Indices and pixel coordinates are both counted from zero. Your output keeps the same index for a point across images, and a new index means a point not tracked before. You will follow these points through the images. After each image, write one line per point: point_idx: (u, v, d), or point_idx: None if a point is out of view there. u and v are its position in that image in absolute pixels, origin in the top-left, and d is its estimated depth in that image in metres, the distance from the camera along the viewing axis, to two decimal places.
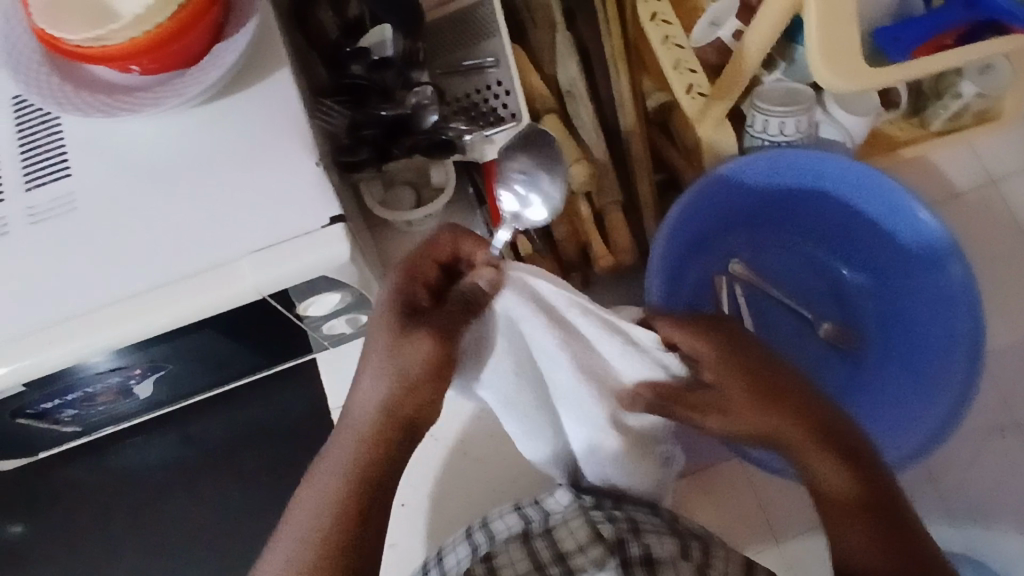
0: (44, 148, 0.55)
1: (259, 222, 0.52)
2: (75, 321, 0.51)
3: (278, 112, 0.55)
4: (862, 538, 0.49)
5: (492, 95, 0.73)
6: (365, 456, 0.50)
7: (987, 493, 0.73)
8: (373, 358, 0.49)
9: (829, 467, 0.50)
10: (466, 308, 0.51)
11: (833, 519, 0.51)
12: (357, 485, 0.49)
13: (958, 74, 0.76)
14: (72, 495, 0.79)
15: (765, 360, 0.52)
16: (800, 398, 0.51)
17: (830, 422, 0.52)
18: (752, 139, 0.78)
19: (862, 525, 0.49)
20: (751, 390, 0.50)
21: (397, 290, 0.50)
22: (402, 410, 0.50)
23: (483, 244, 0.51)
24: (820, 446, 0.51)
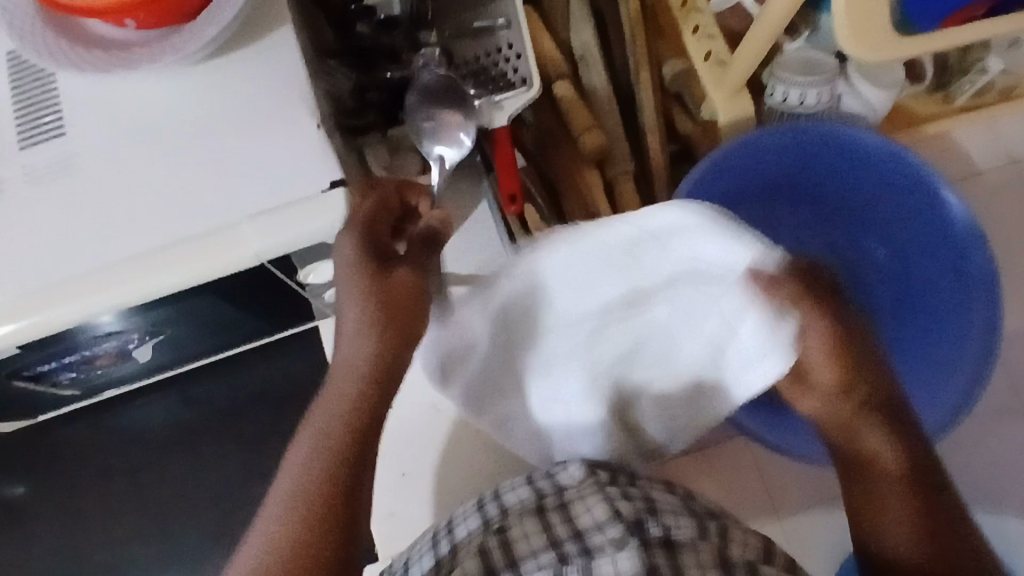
0: (38, 105, 0.53)
1: (259, 185, 0.51)
2: (69, 283, 0.50)
3: (279, 71, 0.53)
4: (908, 531, 0.50)
5: (503, 59, 0.68)
6: (354, 400, 0.50)
7: (997, 476, 0.71)
8: (352, 299, 0.52)
9: (884, 467, 0.50)
10: (429, 243, 0.56)
11: (876, 520, 0.51)
12: (353, 420, 0.49)
13: (986, 48, 0.74)
14: (73, 456, 0.79)
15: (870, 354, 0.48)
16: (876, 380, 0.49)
17: (895, 413, 0.50)
18: (769, 111, 0.75)
19: (913, 525, 0.50)
20: (845, 366, 0.48)
21: (366, 235, 0.52)
22: (387, 350, 0.52)
23: (424, 193, 0.57)
24: (879, 440, 0.50)
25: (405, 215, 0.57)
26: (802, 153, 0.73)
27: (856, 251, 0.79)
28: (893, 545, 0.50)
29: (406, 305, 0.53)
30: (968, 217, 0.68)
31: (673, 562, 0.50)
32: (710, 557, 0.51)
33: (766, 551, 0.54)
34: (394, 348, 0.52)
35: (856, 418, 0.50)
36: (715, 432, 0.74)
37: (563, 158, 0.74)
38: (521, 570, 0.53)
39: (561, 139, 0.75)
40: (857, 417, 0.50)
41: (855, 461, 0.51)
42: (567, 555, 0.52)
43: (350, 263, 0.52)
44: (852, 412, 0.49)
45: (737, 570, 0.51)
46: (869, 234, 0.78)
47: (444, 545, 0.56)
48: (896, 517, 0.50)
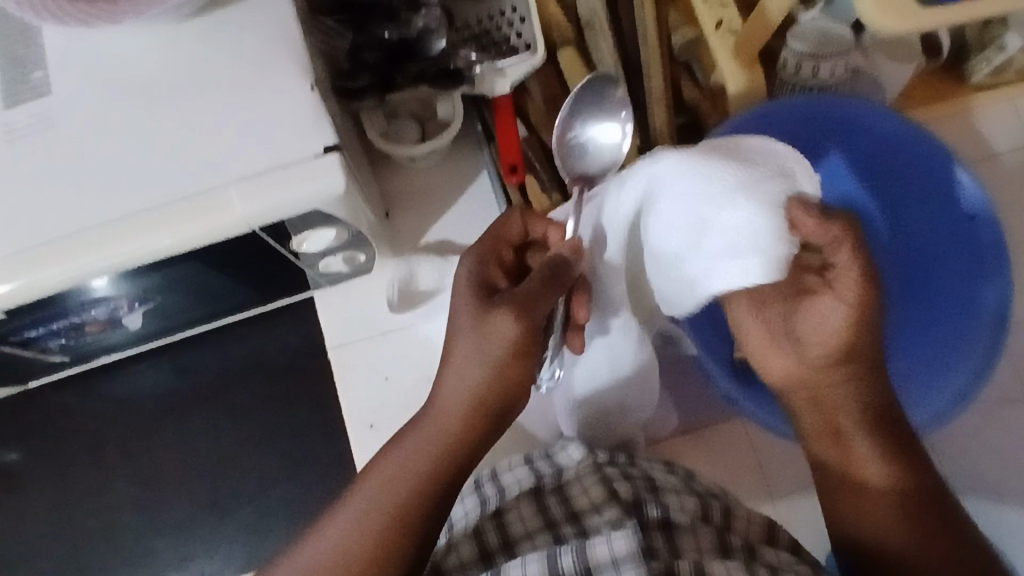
0: (22, 61, 0.51)
1: (249, 149, 0.49)
2: (53, 247, 0.48)
3: (271, 29, 0.50)
4: (882, 510, 0.51)
5: (506, 23, 0.67)
6: (450, 432, 0.52)
7: (998, 466, 0.70)
8: (463, 329, 0.52)
9: (860, 453, 0.52)
10: (551, 280, 0.54)
11: (847, 503, 0.53)
12: (449, 449, 0.52)
13: (1005, 24, 0.70)
14: (66, 423, 0.78)
15: (873, 325, 0.52)
16: (865, 351, 0.53)
17: (877, 399, 0.53)
18: (782, 84, 0.73)
19: (892, 506, 0.51)
20: (842, 335, 0.52)
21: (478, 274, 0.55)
22: (493, 388, 0.52)
23: (548, 223, 0.59)
24: (860, 423, 0.52)
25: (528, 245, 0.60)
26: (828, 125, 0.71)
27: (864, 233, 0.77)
28: (866, 524, 0.52)
29: (514, 348, 0.51)
30: (984, 203, 0.66)
31: (671, 543, 0.48)
32: (709, 540, 0.49)
33: (770, 533, 0.53)
34: (503, 390, 0.53)
35: (831, 391, 0.53)
36: (711, 414, 0.74)
37: None
38: (516, 552, 0.52)
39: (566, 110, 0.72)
40: (835, 393, 0.53)
41: (836, 446, 0.53)
42: (563, 535, 0.51)
43: (467, 294, 0.54)
44: (833, 380, 0.53)
45: (736, 555, 0.49)
46: (886, 214, 0.74)
47: (444, 530, 0.59)
48: (879, 516, 0.51)
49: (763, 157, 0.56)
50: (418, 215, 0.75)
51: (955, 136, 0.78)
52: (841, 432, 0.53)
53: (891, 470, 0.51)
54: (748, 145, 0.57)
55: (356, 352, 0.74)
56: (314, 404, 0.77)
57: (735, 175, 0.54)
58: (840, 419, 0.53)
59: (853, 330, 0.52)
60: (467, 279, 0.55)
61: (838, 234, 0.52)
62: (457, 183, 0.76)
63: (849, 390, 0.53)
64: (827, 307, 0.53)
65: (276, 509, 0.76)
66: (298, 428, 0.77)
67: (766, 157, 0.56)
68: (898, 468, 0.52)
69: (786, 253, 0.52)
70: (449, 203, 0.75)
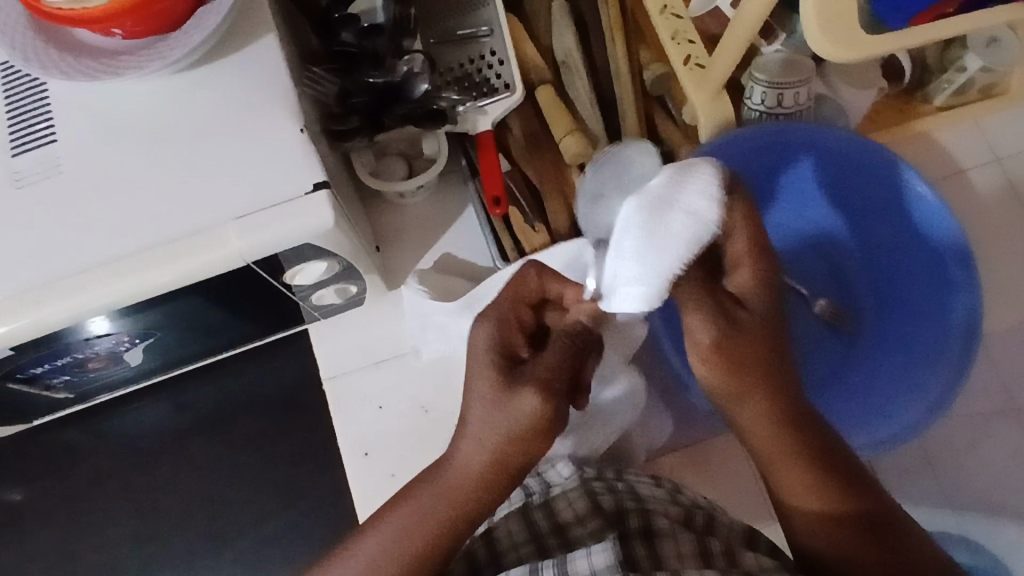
0: (30, 114, 0.54)
1: (243, 188, 0.52)
2: (59, 286, 0.51)
3: (264, 77, 0.54)
4: (829, 525, 0.49)
5: (486, 65, 0.72)
6: (462, 503, 0.49)
7: (981, 476, 0.73)
8: (479, 405, 0.48)
9: (806, 495, 0.48)
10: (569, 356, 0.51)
11: (800, 514, 0.49)
12: (461, 519, 0.50)
13: (964, 46, 0.74)
14: (69, 462, 0.80)
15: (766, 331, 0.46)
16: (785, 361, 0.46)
17: (803, 415, 0.47)
18: (749, 112, 0.76)
19: (833, 526, 0.49)
20: (729, 367, 0.45)
21: (496, 341, 0.51)
22: (510, 464, 0.48)
23: (562, 281, 0.53)
24: (786, 441, 0.47)
25: (546, 303, 0.54)
26: (797, 150, 0.74)
27: (841, 253, 0.78)
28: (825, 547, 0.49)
29: (535, 431, 0.47)
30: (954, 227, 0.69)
31: (652, 553, 0.50)
32: (690, 546, 0.51)
33: (749, 539, 0.56)
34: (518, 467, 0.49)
35: (759, 419, 0.47)
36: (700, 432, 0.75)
37: (546, 164, 0.75)
38: (503, 564, 0.54)
39: (545, 142, 0.75)
40: (758, 411, 0.46)
41: (766, 458, 0.49)
42: (548, 547, 0.54)
43: (484, 364, 0.50)
44: (753, 403, 0.46)
45: (717, 560, 0.50)
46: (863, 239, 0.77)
47: None
48: (808, 505, 0.49)
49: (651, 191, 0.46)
50: (407, 251, 0.79)
51: (922, 156, 0.81)
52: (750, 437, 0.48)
53: (836, 495, 0.48)
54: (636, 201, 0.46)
55: (350, 383, 0.76)
56: (311, 434, 0.79)
57: (657, 207, 0.44)
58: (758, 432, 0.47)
59: (751, 337, 0.45)
60: (484, 346, 0.50)
61: (742, 248, 0.46)
62: (444, 218, 0.79)
63: (768, 408, 0.46)
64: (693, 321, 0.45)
65: (277, 539, 0.77)
66: (296, 459, 0.78)
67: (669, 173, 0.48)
68: (831, 484, 0.48)
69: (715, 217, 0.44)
70: (436, 238, 0.79)
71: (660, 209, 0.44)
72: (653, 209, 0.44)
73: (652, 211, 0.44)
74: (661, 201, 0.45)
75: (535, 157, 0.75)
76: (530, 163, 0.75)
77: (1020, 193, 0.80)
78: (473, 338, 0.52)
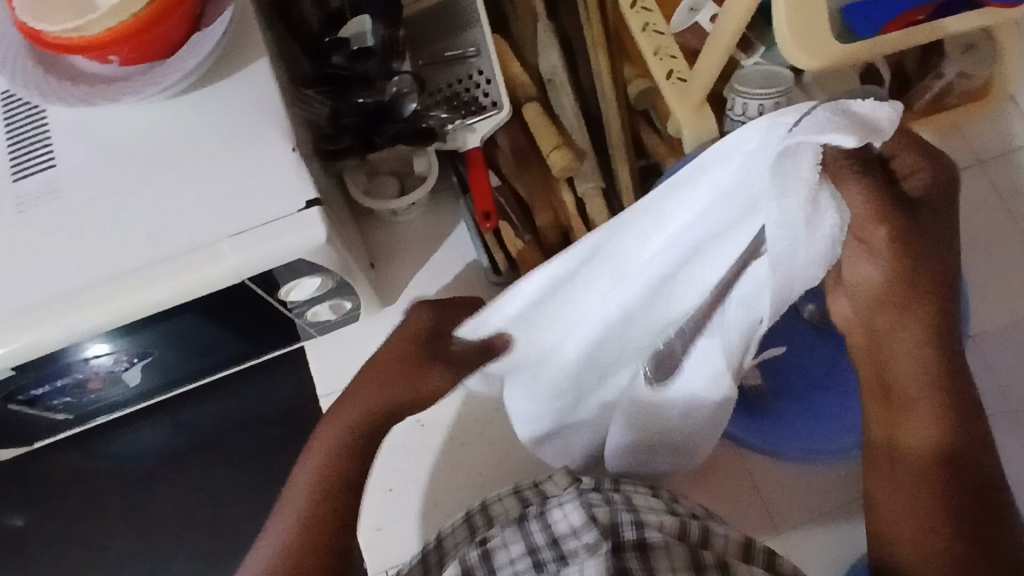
0: (29, 139, 0.56)
1: (237, 207, 0.54)
2: (58, 306, 0.52)
3: (256, 98, 0.56)
4: (919, 515, 0.53)
5: (474, 84, 0.74)
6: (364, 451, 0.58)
7: None
8: (399, 373, 0.57)
9: (901, 486, 0.54)
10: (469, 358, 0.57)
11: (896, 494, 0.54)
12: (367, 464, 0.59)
13: (942, 54, 0.75)
14: (69, 486, 0.80)
15: (935, 268, 0.46)
16: (939, 322, 0.48)
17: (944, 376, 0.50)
18: (731, 124, 0.78)
19: (928, 522, 0.52)
20: (882, 311, 0.48)
21: (430, 323, 0.58)
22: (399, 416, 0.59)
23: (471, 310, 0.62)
24: (926, 401, 0.51)
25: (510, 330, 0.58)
26: None
27: None
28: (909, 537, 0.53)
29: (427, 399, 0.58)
30: None
31: (645, 565, 0.51)
32: (684, 560, 0.52)
33: (746, 551, 0.56)
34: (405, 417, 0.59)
35: (902, 362, 0.50)
36: None
37: (535, 178, 0.77)
38: None
39: (532, 157, 0.77)
40: (906, 350, 0.49)
41: (895, 414, 0.53)
42: (544, 562, 0.55)
43: (414, 340, 0.58)
44: (901, 345, 0.49)
45: (710, 571, 0.52)
46: None
47: (434, 556, 0.59)
48: (906, 503, 0.53)
49: (843, 123, 0.37)
50: (402, 265, 0.80)
51: None
52: (907, 407, 0.52)
53: (929, 491, 0.52)
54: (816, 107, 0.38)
55: None
56: None
57: (824, 119, 0.38)
58: (910, 401, 0.52)
59: (920, 266, 0.45)
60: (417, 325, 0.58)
61: (911, 157, 0.44)
62: (436, 234, 0.81)
63: (919, 363, 0.50)
64: (859, 228, 0.43)
65: None
66: None
67: (845, 98, 0.39)
68: (937, 473, 0.52)
69: (871, 124, 0.38)
70: (430, 253, 0.80)
71: (820, 118, 0.38)
72: (821, 117, 0.38)
73: (818, 114, 0.38)
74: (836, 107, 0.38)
75: (524, 171, 0.77)
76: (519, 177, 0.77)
77: (1004, 195, 0.81)
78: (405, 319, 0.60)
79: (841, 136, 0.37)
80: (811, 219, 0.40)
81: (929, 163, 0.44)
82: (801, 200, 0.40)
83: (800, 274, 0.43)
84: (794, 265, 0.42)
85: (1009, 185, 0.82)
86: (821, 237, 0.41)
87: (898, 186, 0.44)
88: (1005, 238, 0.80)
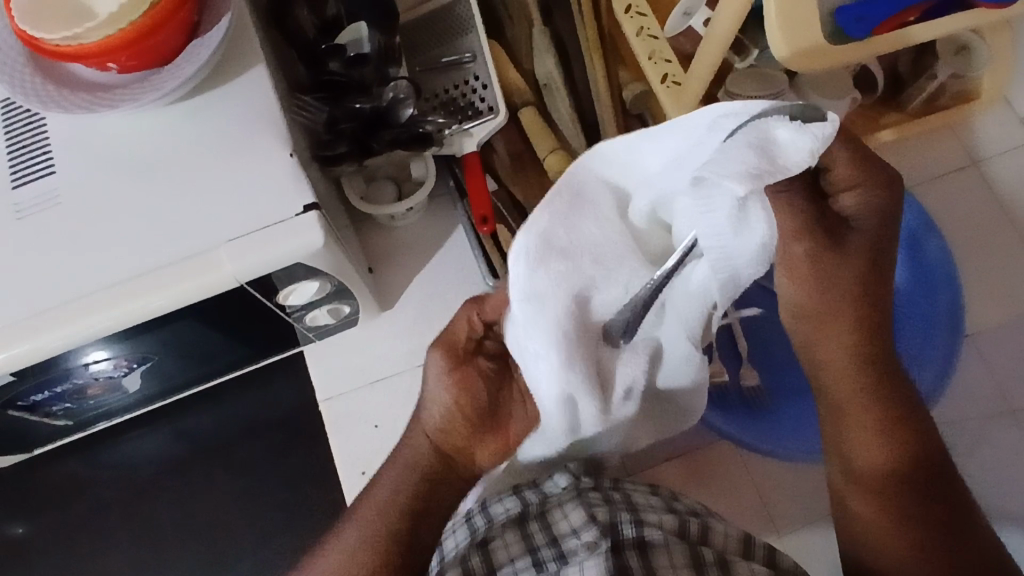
0: (28, 147, 0.57)
1: (237, 212, 0.54)
2: (58, 312, 0.53)
3: (252, 104, 0.56)
4: (886, 528, 0.52)
5: (470, 89, 0.75)
6: (423, 470, 0.54)
7: (987, 480, 0.73)
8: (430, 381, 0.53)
9: (857, 497, 0.54)
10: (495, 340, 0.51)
11: (860, 508, 0.54)
12: (431, 488, 0.54)
13: (936, 55, 0.76)
14: (69, 493, 0.80)
15: (863, 284, 0.47)
16: (871, 331, 0.49)
17: (883, 387, 0.51)
18: None
19: (883, 533, 0.53)
20: (817, 323, 0.49)
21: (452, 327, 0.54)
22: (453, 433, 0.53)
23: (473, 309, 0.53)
24: (865, 411, 0.51)
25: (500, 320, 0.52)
26: None
27: None
28: (881, 550, 0.53)
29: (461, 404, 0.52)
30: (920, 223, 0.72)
31: (645, 563, 0.51)
32: (684, 558, 0.52)
33: (745, 547, 0.57)
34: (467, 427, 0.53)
35: (839, 375, 0.51)
36: (696, 440, 0.76)
37: (530, 181, 0.78)
38: None
39: (529, 161, 0.79)
40: (831, 354, 0.50)
41: (838, 423, 0.53)
42: (543, 561, 0.55)
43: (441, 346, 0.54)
44: (826, 351, 0.50)
45: (710, 569, 0.52)
46: None
47: (436, 559, 0.60)
48: (861, 514, 0.54)
49: (770, 154, 0.35)
50: (400, 270, 0.80)
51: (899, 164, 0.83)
52: (847, 421, 0.52)
53: (884, 504, 0.52)
54: (761, 119, 0.35)
55: (347, 405, 0.78)
56: (308, 458, 0.79)
57: (738, 135, 0.35)
58: (850, 415, 0.52)
59: (847, 266, 0.45)
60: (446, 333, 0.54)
61: (849, 173, 0.43)
62: (434, 238, 0.81)
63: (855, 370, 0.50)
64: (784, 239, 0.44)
65: (276, 565, 0.77)
66: (294, 483, 0.79)
67: (775, 110, 0.35)
68: (889, 485, 0.52)
69: (803, 146, 0.35)
70: (427, 258, 0.81)
71: (742, 135, 0.35)
72: (748, 129, 0.35)
73: (741, 136, 0.35)
74: (769, 130, 0.35)
75: (517, 173, 0.78)
76: (515, 181, 0.78)
77: (1001, 196, 0.82)
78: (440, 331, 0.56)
79: (749, 160, 0.34)
80: (737, 224, 0.38)
81: (866, 180, 0.43)
82: (715, 194, 0.36)
83: (737, 276, 0.40)
84: (722, 268, 0.39)
85: (1004, 185, 0.82)
86: (749, 239, 0.39)
87: (829, 205, 0.45)
88: (1001, 236, 0.80)
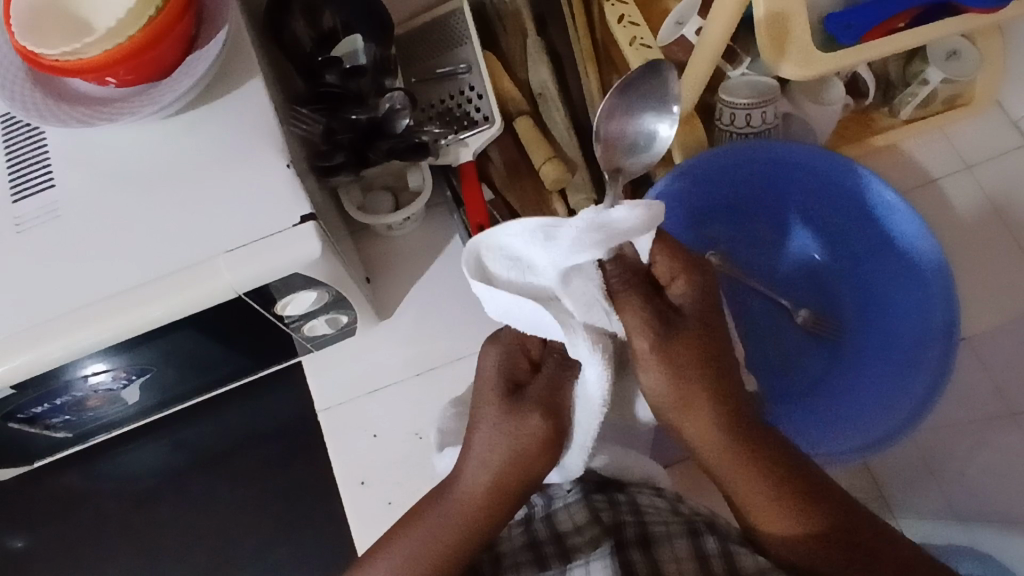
0: (28, 161, 0.57)
1: (234, 223, 0.55)
2: (57, 325, 0.53)
3: (250, 117, 0.57)
4: (802, 537, 0.49)
5: (466, 100, 0.76)
6: (474, 516, 0.53)
7: (984, 484, 0.74)
8: (488, 423, 0.52)
9: (781, 520, 0.50)
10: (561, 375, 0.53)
11: (771, 534, 0.51)
12: (481, 534, 0.53)
13: (924, 60, 0.76)
14: (68, 506, 0.80)
15: (714, 339, 0.50)
16: (727, 385, 0.50)
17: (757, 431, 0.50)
18: (721, 133, 0.80)
19: (811, 547, 0.49)
20: (683, 382, 0.49)
21: (504, 367, 0.54)
22: (509, 482, 0.52)
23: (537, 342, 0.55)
24: (744, 461, 0.49)
25: (551, 354, 0.55)
26: (754, 173, 0.78)
27: (816, 255, 0.81)
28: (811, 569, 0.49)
29: (535, 450, 0.51)
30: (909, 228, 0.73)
31: (650, 560, 0.54)
32: (687, 551, 0.54)
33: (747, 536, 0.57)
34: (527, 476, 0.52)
35: (709, 438, 0.50)
36: None
37: (527, 189, 0.78)
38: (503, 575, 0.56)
39: (525, 172, 0.79)
40: (693, 416, 0.49)
41: (730, 479, 0.50)
42: (547, 557, 0.55)
43: (493, 387, 0.53)
44: (691, 418, 0.50)
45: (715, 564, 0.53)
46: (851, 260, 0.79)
47: None
48: (788, 532, 0.50)
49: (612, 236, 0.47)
50: (398, 278, 0.81)
51: (892, 168, 0.84)
52: (739, 482, 0.50)
53: (807, 519, 0.49)
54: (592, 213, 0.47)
55: (347, 414, 0.78)
56: (307, 467, 0.79)
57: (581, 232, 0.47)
58: (741, 473, 0.50)
59: (686, 336, 0.49)
60: (493, 372, 0.54)
61: (671, 265, 0.51)
62: (431, 246, 0.82)
63: (716, 420, 0.49)
64: (632, 326, 0.49)
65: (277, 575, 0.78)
66: (293, 492, 0.79)
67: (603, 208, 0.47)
68: (797, 512, 0.49)
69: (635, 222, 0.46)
70: (426, 265, 0.81)
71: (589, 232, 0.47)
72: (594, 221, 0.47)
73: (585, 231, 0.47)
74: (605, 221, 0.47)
75: (515, 184, 0.79)
76: (511, 190, 0.78)
77: (996, 199, 0.82)
78: (481, 367, 0.56)
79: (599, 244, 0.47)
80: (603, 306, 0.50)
81: (685, 268, 0.51)
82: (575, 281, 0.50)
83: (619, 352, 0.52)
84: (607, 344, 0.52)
85: (999, 188, 0.82)
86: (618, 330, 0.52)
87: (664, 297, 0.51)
88: (996, 239, 0.81)
